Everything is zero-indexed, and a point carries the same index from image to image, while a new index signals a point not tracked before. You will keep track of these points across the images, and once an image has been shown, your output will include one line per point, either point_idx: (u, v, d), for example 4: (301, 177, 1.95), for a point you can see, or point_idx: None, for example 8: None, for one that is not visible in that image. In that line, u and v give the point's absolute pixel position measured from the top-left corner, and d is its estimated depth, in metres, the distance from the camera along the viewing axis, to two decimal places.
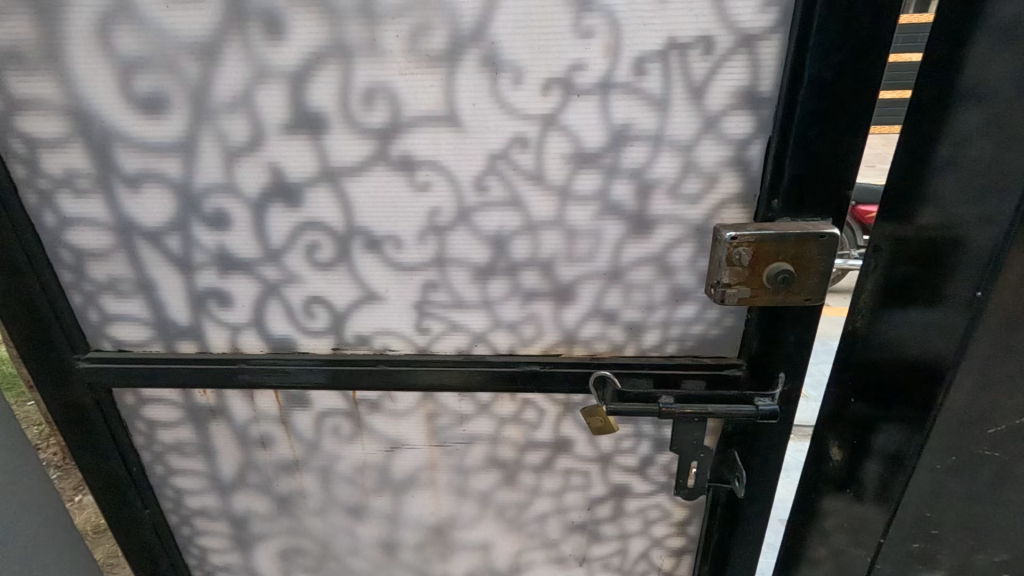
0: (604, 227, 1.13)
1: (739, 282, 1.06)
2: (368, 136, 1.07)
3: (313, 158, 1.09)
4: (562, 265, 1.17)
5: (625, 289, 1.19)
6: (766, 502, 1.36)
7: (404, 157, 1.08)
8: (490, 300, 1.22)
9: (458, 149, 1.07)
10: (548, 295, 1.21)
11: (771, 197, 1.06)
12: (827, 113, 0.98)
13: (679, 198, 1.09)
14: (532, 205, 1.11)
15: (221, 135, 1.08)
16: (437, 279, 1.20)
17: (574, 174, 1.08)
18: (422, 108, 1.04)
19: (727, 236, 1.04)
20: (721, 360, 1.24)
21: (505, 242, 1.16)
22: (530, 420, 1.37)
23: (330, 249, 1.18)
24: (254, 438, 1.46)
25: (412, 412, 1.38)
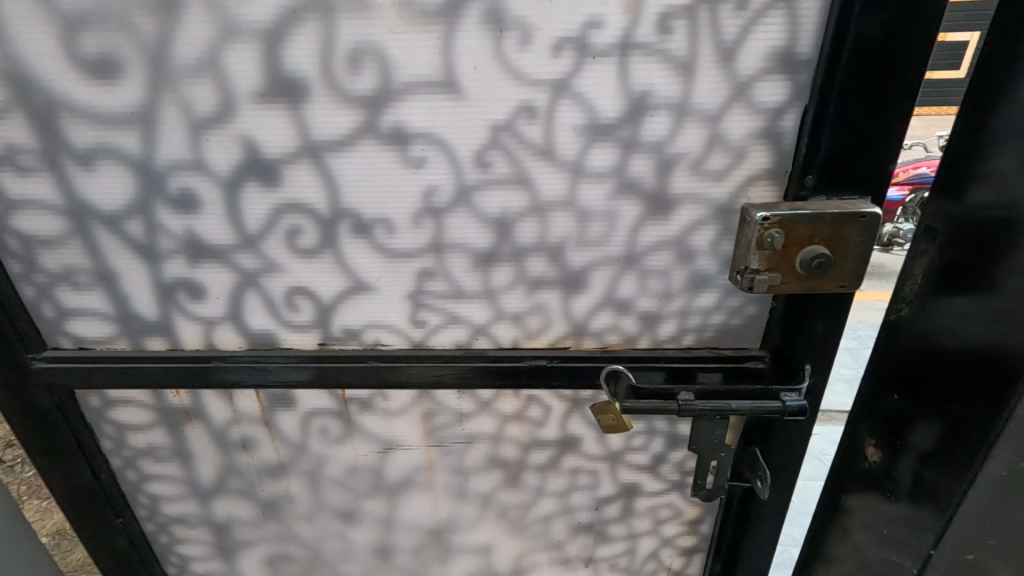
0: (619, 207, 1.02)
1: (769, 268, 0.97)
2: (354, 107, 0.94)
3: (291, 131, 0.96)
4: (572, 250, 1.06)
5: (641, 276, 1.09)
6: (782, 500, 1.29)
7: (395, 130, 0.96)
8: (492, 289, 1.11)
9: (456, 120, 0.95)
10: (556, 284, 1.10)
11: (806, 172, 0.95)
12: (871, 77, 0.87)
13: (703, 175, 0.98)
14: (539, 183, 1.00)
15: (184, 104, 0.94)
16: (434, 266, 1.09)
17: (587, 148, 0.97)
18: (415, 72, 0.91)
19: (758, 216, 0.94)
20: (742, 351, 1.15)
21: (510, 225, 1.04)
22: (535, 417, 1.27)
23: (313, 234, 1.06)
24: (234, 441, 1.34)
25: (407, 411, 1.27)
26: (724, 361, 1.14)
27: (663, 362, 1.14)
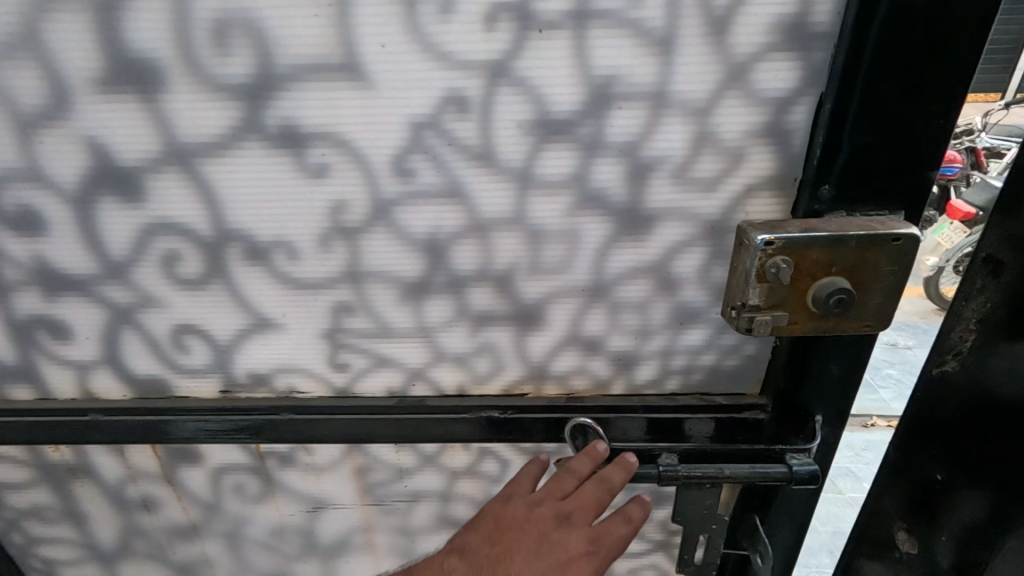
0: (581, 226, 0.80)
1: (772, 306, 0.75)
2: (229, 102, 0.71)
3: (150, 130, 0.73)
4: (525, 278, 0.84)
5: (613, 310, 0.87)
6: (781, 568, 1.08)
7: (285, 130, 0.73)
8: (427, 327, 0.89)
9: (364, 115, 0.72)
10: (506, 319, 0.88)
11: (823, 180, 0.73)
12: (910, 55, 0.65)
13: (689, 184, 0.76)
14: (478, 195, 0.78)
15: (6, 98, 0.72)
16: (353, 298, 0.86)
17: (537, 150, 0.75)
18: (304, 52, 0.69)
19: (759, 240, 0.72)
20: (738, 399, 0.93)
21: (444, 249, 0.82)
22: (491, 473, 1.06)
23: (196, 261, 0.83)
24: (134, 500, 1.12)
25: (336, 466, 1.06)
26: (716, 412, 0.92)
27: (641, 414, 0.92)
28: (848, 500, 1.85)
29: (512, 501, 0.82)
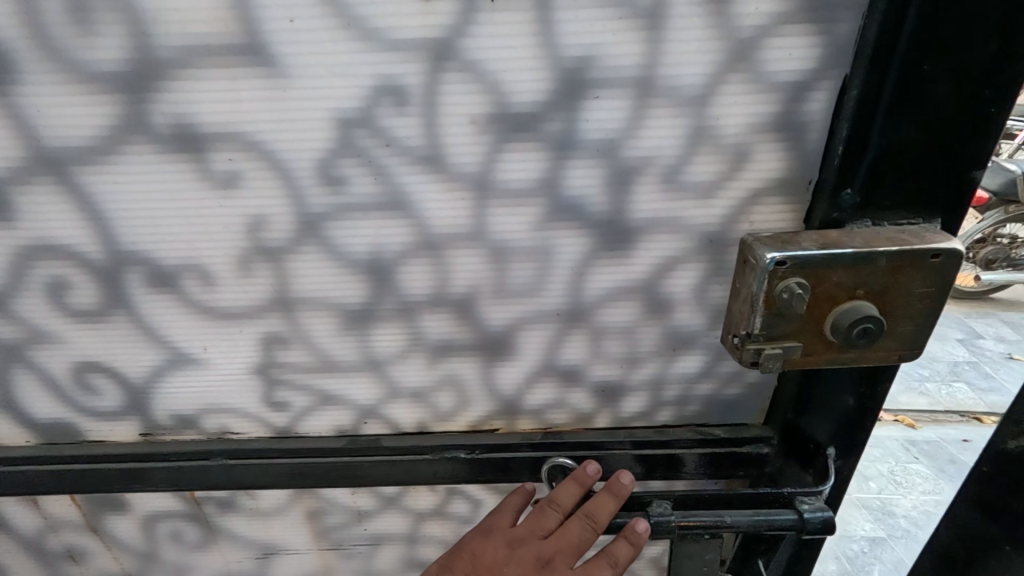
0: (553, 241, 0.66)
1: (781, 337, 0.62)
2: (105, 98, 0.57)
3: (10, 131, 0.59)
4: (490, 302, 0.70)
5: (596, 337, 0.73)
6: None
7: (179, 130, 0.59)
8: (377, 360, 0.74)
9: (276, 110, 0.58)
10: (470, 350, 0.74)
11: (844, 186, 0.60)
12: (960, 26, 0.51)
13: (683, 189, 0.63)
14: (426, 208, 0.63)
15: None
16: (286, 328, 0.72)
17: (496, 151, 0.60)
18: (191, 30, 0.54)
19: (767, 258, 0.59)
20: (739, 431, 0.78)
21: (390, 269, 0.67)
22: (461, 514, 0.93)
23: (89, 289, 0.69)
24: (57, 551, 0.99)
25: (286, 509, 0.93)
26: (715, 448, 0.78)
27: (629, 451, 0.78)
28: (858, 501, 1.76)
29: (490, 535, 0.69)
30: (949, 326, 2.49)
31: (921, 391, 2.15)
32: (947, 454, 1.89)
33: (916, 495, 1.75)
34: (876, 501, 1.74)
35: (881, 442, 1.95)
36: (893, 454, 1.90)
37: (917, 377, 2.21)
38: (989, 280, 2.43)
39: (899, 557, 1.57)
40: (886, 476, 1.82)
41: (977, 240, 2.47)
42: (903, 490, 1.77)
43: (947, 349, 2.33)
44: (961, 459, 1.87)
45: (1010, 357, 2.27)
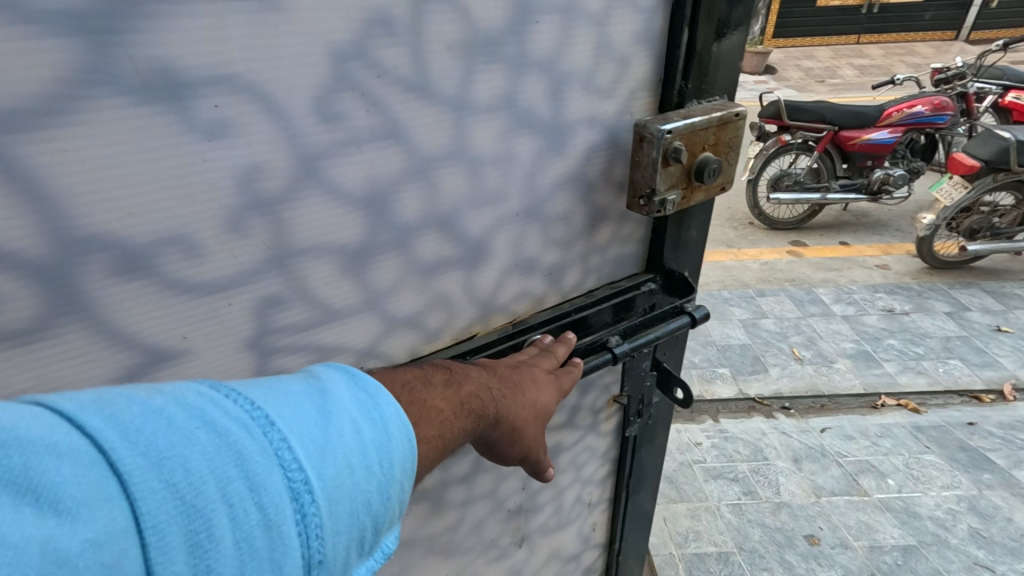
0: (517, 149, 0.52)
1: (673, 190, 0.56)
2: (47, 42, 0.32)
3: None
4: (470, 211, 0.52)
5: (550, 234, 0.59)
6: (661, 420, 0.88)
7: (151, 73, 0.35)
8: (374, 292, 0.50)
9: (274, 52, 0.38)
10: (451, 268, 0.54)
11: (679, 73, 0.58)
12: None
13: (601, 101, 0.56)
14: (414, 131, 0.46)
15: None
16: (283, 288, 0.45)
17: (467, 80, 0.47)
18: None
19: (663, 127, 0.53)
20: (619, 279, 0.67)
21: (386, 200, 0.47)
22: (448, 477, 0.69)
23: (24, 299, 0.36)
24: None
25: None
26: (613, 298, 0.65)
27: (575, 318, 0.62)
28: (878, 505, 1.35)
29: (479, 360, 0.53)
30: (933, 298, 2.14)
31: (919, 370, 1.80)
32: (956, 440, 1.53)
33: (937, 490, 1.37)
34: (898, 502, 1.34)
35: (888, 430, 1.55)
36: (903, 444, 1.50)
37: (913, 356, 1.85)
38: (976, 251, 2.17)
39: (937, 567, 1.21)
40: (903, 471, 1.42)
41: (962, 209, 2.19)
42: (922, 487, 1.38)
43: (937, 324, 2.00)
44: (974, 445, 1.51)
45: (999, 330, 1.97)
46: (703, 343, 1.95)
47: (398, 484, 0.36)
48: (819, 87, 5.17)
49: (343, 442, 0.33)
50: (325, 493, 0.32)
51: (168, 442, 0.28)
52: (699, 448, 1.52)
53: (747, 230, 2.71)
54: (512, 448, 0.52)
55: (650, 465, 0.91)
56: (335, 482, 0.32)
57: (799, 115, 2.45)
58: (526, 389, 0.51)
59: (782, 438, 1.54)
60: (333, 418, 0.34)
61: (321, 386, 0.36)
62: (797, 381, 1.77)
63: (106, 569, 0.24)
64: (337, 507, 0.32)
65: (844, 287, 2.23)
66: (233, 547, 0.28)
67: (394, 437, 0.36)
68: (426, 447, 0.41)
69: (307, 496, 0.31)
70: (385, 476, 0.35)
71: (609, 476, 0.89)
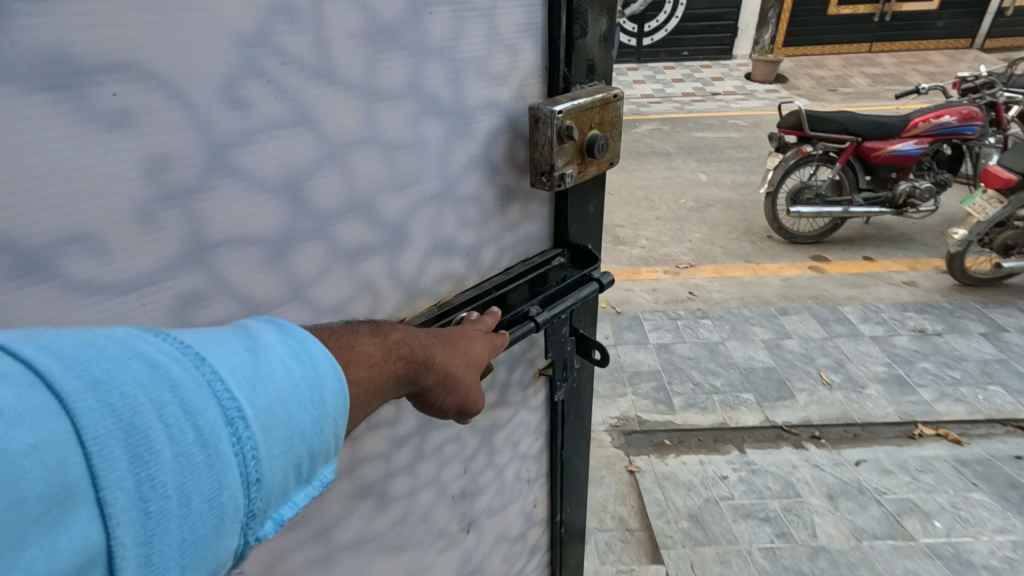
0: (426, 139, 0.48)
1: (571, 167, 0.54)
2: None
3: None
4: (389, 200, 0.48)
5: (465, 217, 0.54)
6: (585, 396, 0.83)
7: (43, 59, 0.30)
8: (300, 279, 0.44)
9: (173, 34, 0.34)
10: (377, 248, 0.48)
11: (562, 61, 0.55)
12: None
13: (497, 87, 0.52)
14: (326, 120, 0.42)
15: None
16: (207, 281, 0.40)
17: (371, 67, 0.43)
18: None
19: (555, 108, 0.51)
20: (532, 255, 0.62)
21: (301, 186, 0.42)
22: (392, 470, 0.61)
23: None
24: None
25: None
26: (530, 273, 0.61)
27: (494, 296, 0.58)
28: (927, 551, 1.25)
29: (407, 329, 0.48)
30: (967, 317, 2.03)
31: (957, 397, 1.69)
32: (1005, 476, 1.43)
33: (989, 535, 1.27)
34: (948, 549, 1.23)
35: (930, 465, 1.45)
36: (948, 481, 1.40)
37: (950, 381, 1.74)
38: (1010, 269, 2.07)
39: None
40: (950, 511, 1.31)
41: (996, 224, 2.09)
42: (972, 530, 1.27)
43: (973, 346, 1.89)
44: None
45: None
46: (724, 365, 1.85)
47: (332, 417, 0.33)
48: (832, 97, 5.07)
49: (277, 376, 0.31)
50: (260, 419, 0.29)
51: (104, 368, 0.26)
52: (726, 482, 1.43)
53: (766, 243, 2.62)
54: (447, 405, 0.48)
55: (580, 442, 0.85)
56: (270, 410, 0.30)
57: (822, 125, 2.38)
58: (459, 343, 0.48)
59: (814, 471, 1.44)
60: (265, 354, 0.31)
61: (249, 330, 0.33)
62: (826, 408, 1.66)
63: (49, 471, 0.23)
64: (273, 433, 0.30)
65: (870, 305, 2.13)
66: (172, 460, 0.26)
67: (325, 380, 0.33)
68: (356, 388, 0.37)
69: (241, 421, 0.29)
70: (319, 408, 0.32)
71: (544, 452, 0.82)
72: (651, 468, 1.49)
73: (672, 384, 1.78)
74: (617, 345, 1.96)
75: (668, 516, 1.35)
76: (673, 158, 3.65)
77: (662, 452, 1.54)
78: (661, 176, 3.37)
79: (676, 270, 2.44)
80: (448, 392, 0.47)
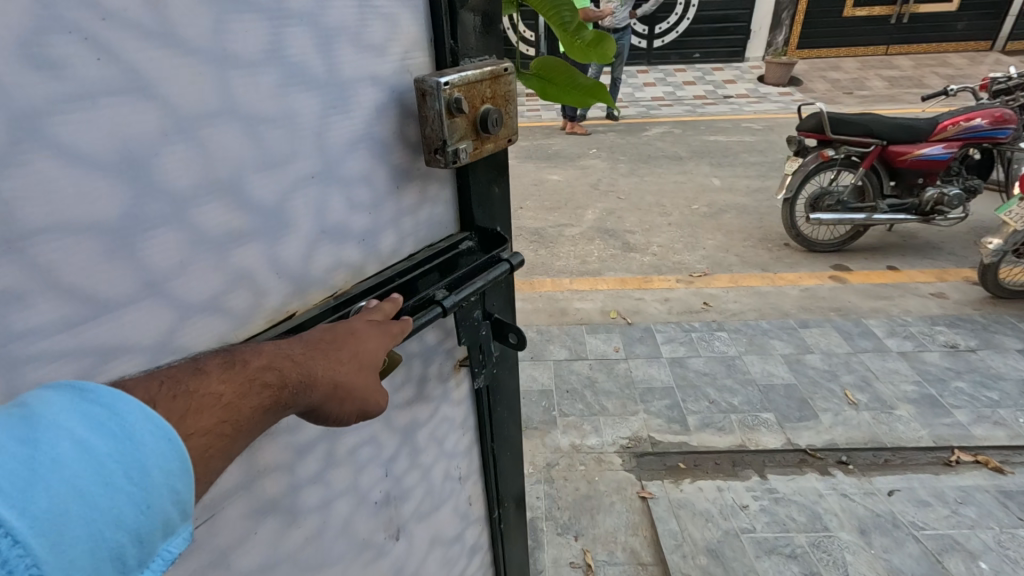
0: (296, 113, 0.40)
1: (466, 143, 0.47)
2: None
3: None
4: (262, 181, 0.39)
5: (354, 199, 0.46)
6: (509, 385, 0.77)
7: None
8: (153, 272, 0.35)
9: None
10: (239, 240, 0.39)
11: (445, 31, 0.47)
12: None
13: (374, 60, 0.44)
14: (167, 85, 0.33)
15: None
16: (32, 278, 0.30)
17: (218, 28, 0.34)
18: None
19: (439, 79, 0.44)
20: (435, 239, 0.56)
21: (144, 165, 0.33)
22: (300, 480, 0.51)
23: None
24: None
25: None
26: (435, 260, 0.54)
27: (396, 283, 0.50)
28: None
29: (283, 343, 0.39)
30: (1001, 333, 1.90)
31: (997, 420, 1.57)
32: None
33: None
34: None
35: (972, 497, 1.34)
36: (992, 514, 1.30)
37: (987, 403, 1.62)
38: None
39: None
40: (998, 552, 1.20)
41: None
42: None
43: (1010, 364, 1.76)
44: None
45: None
46: (743, 382, 1.74)
47: (160, 488, 0.28)
48: (850, 99, 4.93)
49: (64, 469, 0.26)
50: (44, 531, 0.25)
51: None
52: (747, 511, 1.33)
53: (783, 251, 2.51)
54: (350, 413, 0.41)
55: (507, 432, 0.79)
56: (56, 514, 0.25)
57: (845, 128, 2.26)
58: (346, 345, 0.40)
59: (844, 502, 1.34)
60: (46, 446, 0.26)
61: (29, 413, 0.26)
62: (853, 430, 1.55)
63: None
64: (66, 536, 0.25)
65: (897, 318, 2.01)
66: None
67: (142, 451, 0.28)
68: (206, 437, 0.31)
69: (11, 539, 0.24)
70: (136, 481, 0.27)
71: (472, 446, 0.75)
72: (665, 494, 1.39)
73: (686, 402, 1.67)
74: (628, 359, 1.86)
75: (684, 551, 1.25)
76: (686, 162, 3.54)
77: (676, 477, 1.44)
78: (673, 181, 3.27)
79: (689, 279, 2.33)
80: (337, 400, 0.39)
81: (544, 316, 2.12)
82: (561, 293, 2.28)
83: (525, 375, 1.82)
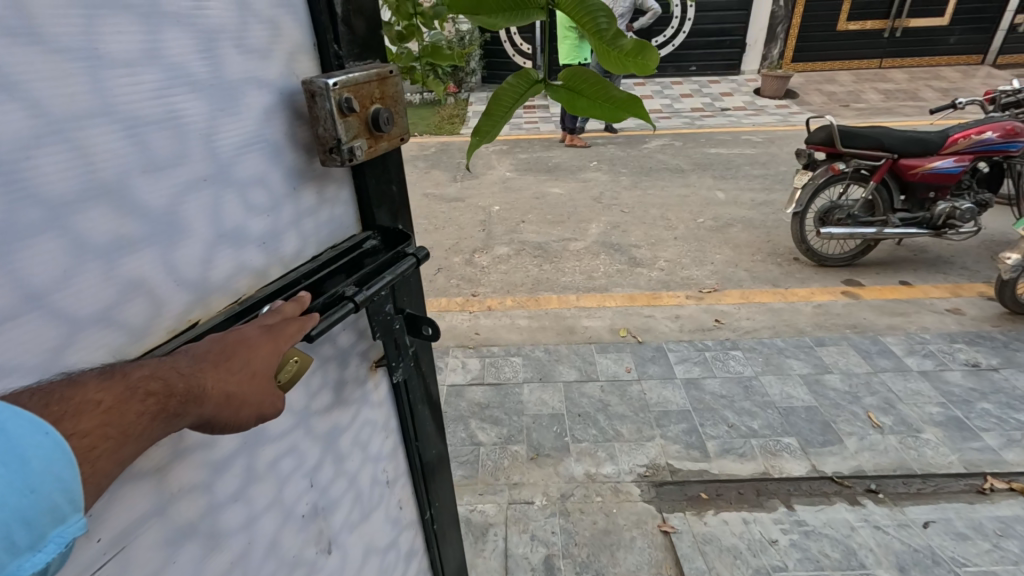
0: (184, 117, 0.38)
1: (363, 142, 0.47)
2: None
3: None
4: (154, 185, 0.37)
5: (251, 202, 0.44)
6: (429, 381, 0.75)
7: None
8: (31, 288, 0.32)
9: None
10: (132, 251, 0.37)
11: (330, 36, 0.47)
12: None
13: (258, 62, 0.42)
14: (35, 86, 0.31)
15: None
16: None
17: (89, 28, 0.32)
18: None
19: (328, 81, 0.43)
20: (338, 240, 0.54)
21: (15, 172, 0.31)
22: (220, 500, 0.47)
23: None
24: None
25: None
26: (339, 259, 0.53)
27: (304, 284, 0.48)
28: None
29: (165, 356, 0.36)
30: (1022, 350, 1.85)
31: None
32: None
33: None
34: None
35: (1011, 531, 1.28)
36: None
37: (1015, 426, 1.56)
38: None
39: None
40: None
41: None
42: None
43: None
44: None
45: None
46: (761, 405, 1.67)
47: (43, 476, 0.27)
48: (847, 112, 4.94)
49: None
50: None
51: None
52: (777, 547, 1.25)
53: (794, 266, 2.45)
54: (250, 418, 0.39)
55: (430, 427, 0.78)
56: None
57: (853, 141, 2.21)
58: (238, 354, 0.38)
59: (878, 535, 1.27)
60: None
61: None
62: (881, 456, 1.48)
63: None
64: None
65: (915, 335, 1.95)
66: None
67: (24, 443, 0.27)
68: (88, 438, 0.30)
69: None
70: (15, 470, 0.26)
71: (399, 448, 0.72)
72: (689, 529, 1.31)
73: (704, 426, 1.60)
74: (641, 380, 1.79)
75: None
76: (688, 175, 3.50)
77: (699, 508, 1.36)
78: (677, 194, 3.22)
79: (699, 295, 2.27)
80: (235, 405, 0.37)
81: (552, 335, 2.05)
82: (568, 310, 2.21)
83: (534, 398, 1.74)
